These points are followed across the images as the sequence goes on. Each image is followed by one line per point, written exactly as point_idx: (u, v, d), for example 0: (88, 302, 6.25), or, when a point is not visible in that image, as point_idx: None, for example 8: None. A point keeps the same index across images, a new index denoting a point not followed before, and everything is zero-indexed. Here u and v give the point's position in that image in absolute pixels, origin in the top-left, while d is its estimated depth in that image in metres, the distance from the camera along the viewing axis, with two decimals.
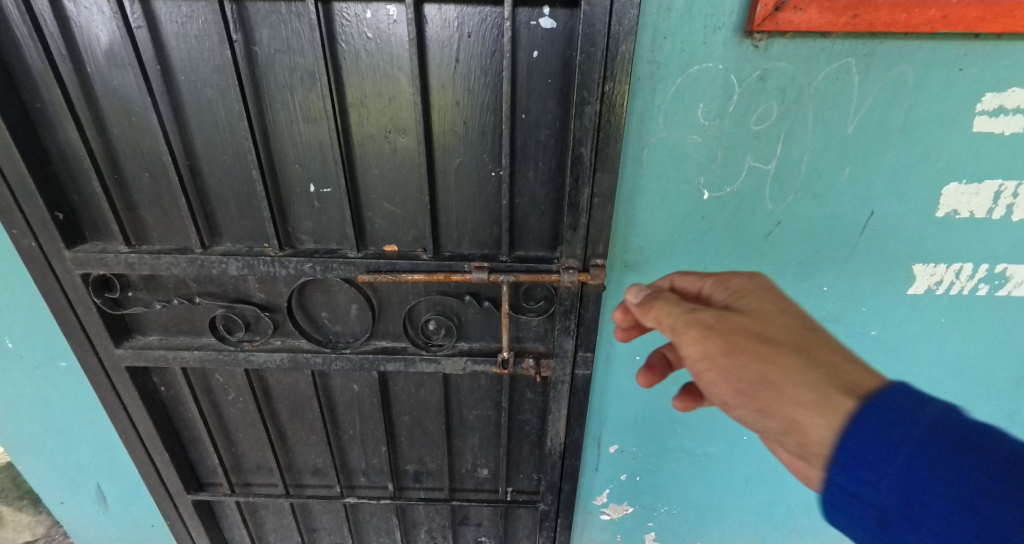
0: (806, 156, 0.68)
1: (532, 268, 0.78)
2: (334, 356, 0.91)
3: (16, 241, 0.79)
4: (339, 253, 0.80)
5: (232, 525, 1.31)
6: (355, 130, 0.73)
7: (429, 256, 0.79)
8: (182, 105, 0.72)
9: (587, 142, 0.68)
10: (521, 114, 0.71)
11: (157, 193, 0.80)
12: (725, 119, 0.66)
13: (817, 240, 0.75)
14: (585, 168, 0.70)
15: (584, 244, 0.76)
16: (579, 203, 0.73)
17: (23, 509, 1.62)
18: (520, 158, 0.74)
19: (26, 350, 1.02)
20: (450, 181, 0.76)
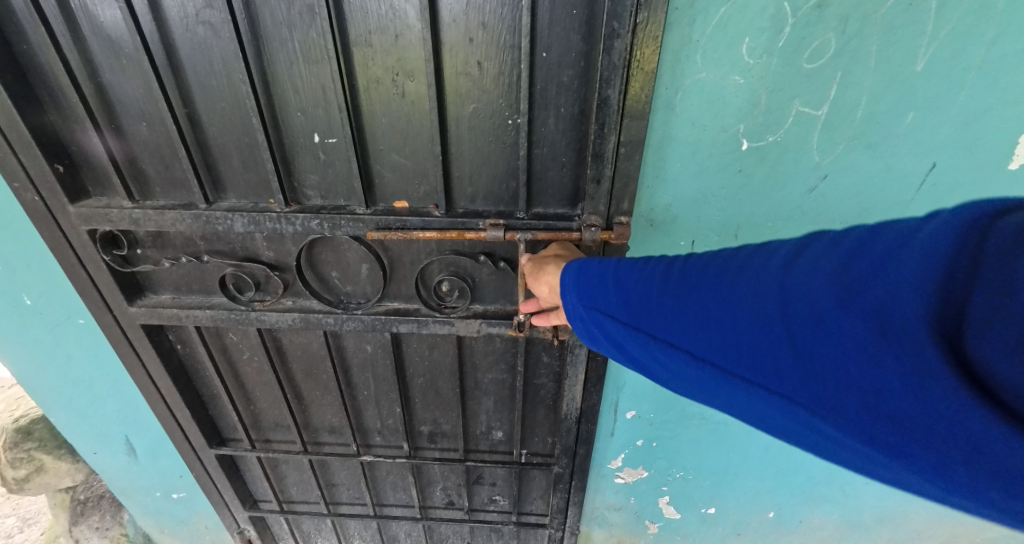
0: (864, 99, 0.61)
1: (550, 226, 0.74)
2: (346, 317, 0.89)
3: (18, 194, 0.77)
4: (347, 210, 0.77)
5: (254, 478, 1.35)
6: (360, 73, 0.67)
7: (441, 213, 0.75)
8: (176, 46, 0.67)
9: (615, 82, 0.62)
10: (541, 53, 0.64)
11: (157, 145, 0.77)
12: (774, 56, 0.59)
13: (866, 197, 0.68)
14: (612, 113, 0.64)
15: (608, 199, 0.71)
16: (604, 152, 0.68)
17: (61, 457, 1.71)
18: (539, 104, 0.67)
19: (44, 308, 1.03)
20: (463, 131, 0.71)
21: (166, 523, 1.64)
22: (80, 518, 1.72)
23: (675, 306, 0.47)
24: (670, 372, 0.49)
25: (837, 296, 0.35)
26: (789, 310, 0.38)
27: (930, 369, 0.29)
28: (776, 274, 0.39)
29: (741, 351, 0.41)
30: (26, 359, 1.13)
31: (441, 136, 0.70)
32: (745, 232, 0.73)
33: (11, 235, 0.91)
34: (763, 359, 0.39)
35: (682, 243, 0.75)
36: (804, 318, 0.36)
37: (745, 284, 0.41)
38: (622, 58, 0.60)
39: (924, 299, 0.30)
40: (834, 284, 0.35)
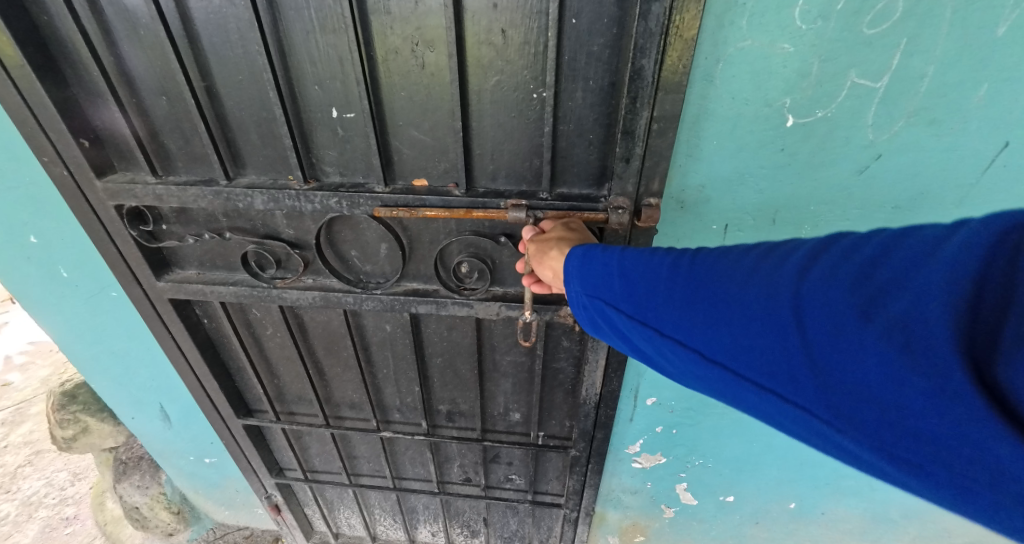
0: (931, 69, 0.54)
1: (574, 207, 0.70)
2: (366, 297, 0.89)
3: (48, 168, 0.78)
4: (366, 188, 0.75)
5: (280, 447, 1.40)
6: (378, 43, 0.64)
7: (462, 192, 0.73)
8: (191, 16, 0.66)
9: (651, 51, 0.58)
10: (570, 19, 0.59)
11: (177, 119, 0.76)
12: (830, 20, 0.53)
13: (923, 179, 0.62)
14: (646, 85, 0.60)
15: (637, 179, 0.67)
16: (635, 129, 0.63)
17: (103, 420, 1.80)
18: (566, 76, 0.63)
19: (78, 280, 1.06)
20: (485, 105, 0.67)
21: (200, 485, 1.73)
22: (123, 476, 1.83)
23: (682, 302, 0.45)
24: (674, 369, 0.47)
25: (857, 304, 0.32)
26: (804, 315, 0.35)
27: (952, 385, 0.27)
28: (791, 275, 0.37)
29: (748, 351, 0.39)
30: (65, 329, 1.18)
31: (461, 110, 0.67)
32: (783, 215, 0.68)
33: (42, 208, 0.93)
34: (774, 362, 0.37)
35: (714, 226, 0.70)
36: (820, 323, 0.34)
37: (758, 285, 0.39)
38: (661, 23, 0.55)
39: (953, 313, 0.28)
40: (853, 290, 0.33)
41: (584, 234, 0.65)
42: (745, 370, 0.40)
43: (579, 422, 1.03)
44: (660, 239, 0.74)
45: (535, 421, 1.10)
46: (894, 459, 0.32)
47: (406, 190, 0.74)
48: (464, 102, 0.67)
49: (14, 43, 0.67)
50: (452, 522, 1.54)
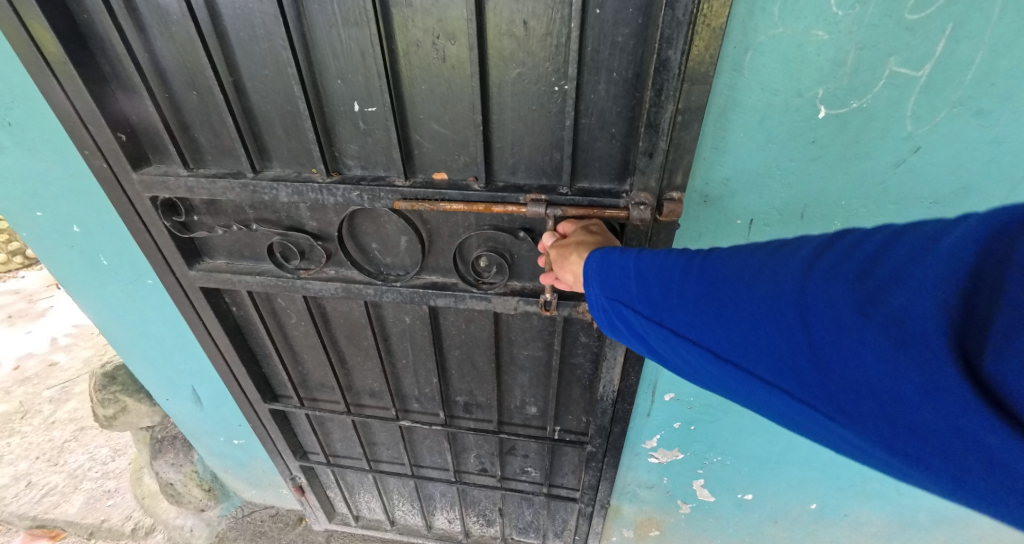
0: (979, 56, 0.51)
1: (595, 203, 0.69)
2: (385, 289, 0.90)
3: (89, 161, 0.82)
4: (386, 180, 0.76)
5: (304, 431, 1.44)
6: (400, 36, 0.64)
7: (481, 185, 0.72)
8: (219, 11, 0.67)
9: (678, 42, 0.55)
10: (594, 9, 0.58)
11: (206, 112, 0.78)
12: (870, 5, 0.50)
13: (966, 172, 0.58)
14: (672, 78, 0.58)
15: (660, 174, 0.65)
16: (659, 123, 0.61)
17: (141, 400, 1.88)
18: (589, 67, 0.62)
19: (117, 268, 1.11)
20: (506, 98, 0.67)
21: (230, 464, 1.80)
22: (159, 454, 1.92)
23: (694, 301, 0.45)
24: (685, 366, 0.48)
25: (856, 300, 0.33)
26: (807, 313, 0.35)
27: (948, 381, 0.28)
28: (794, 272, 0.37)
29: (758, 350, 0.40)
30: (107, 313, 1.24)
31: (482, 103, 0.67)
32: (812, 210, 0.65)
33: (82, 199, 0.97)
34: (781, 359, 0.38)
35: (738, 221, 0.69)
36: (822, 320, 0.34)
37: (761, 281, 0.39)
38: (689, 11, 0.53)
39: (947, 311, 0.28)
40: (853, 287, 0.33)
41: (606, 236, 0.65)
42: (756, 368, 0.40)
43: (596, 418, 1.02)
44: (682, 234, 0.72)
45: (551, 415, 1.09)
46: (907, 456, 0.32)
47: (426, 184, 0.75)
48: (485, 95, 0.66)
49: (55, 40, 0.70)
50: (468, 510, 1.57)
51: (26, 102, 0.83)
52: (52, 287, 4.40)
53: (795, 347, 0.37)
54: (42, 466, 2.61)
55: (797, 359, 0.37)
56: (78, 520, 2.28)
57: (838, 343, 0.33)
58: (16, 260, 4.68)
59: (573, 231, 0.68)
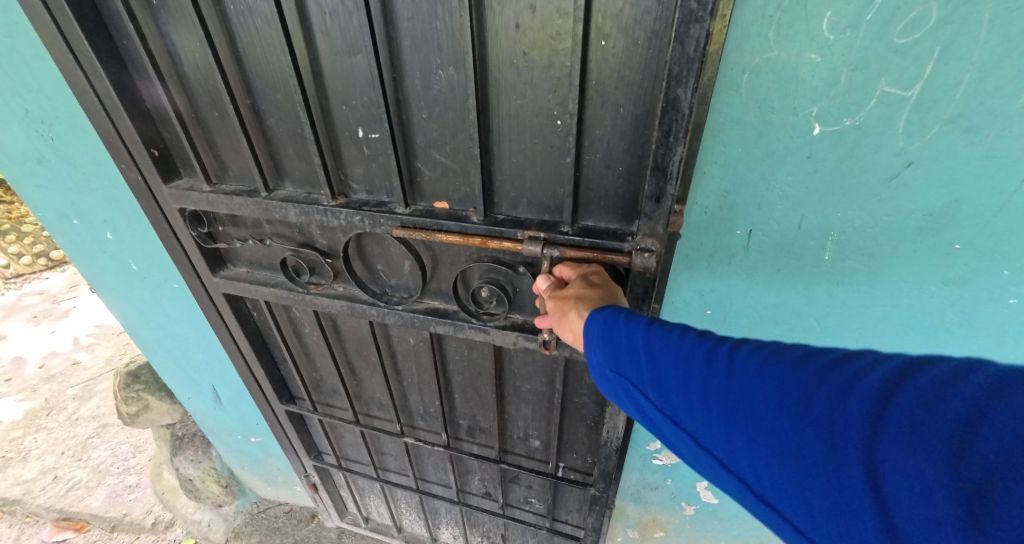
0: (968, 77, 0.53)
1: (596, 245, 0.72)
2: (388, 311, 0.95)
3: (125, 174, 0.90)
4: (387, 207, 0.81)
5: (318, 433, 1.49)
6: (409, 61, 0.69)
7: (479, 219, 0.77)
8: (236, 36, 0.73)
9: (688, 79, 0.58)
10: (601, 42, 0.61)
11: (227, 131, 0.84)
12: (859, 30, 0.53)
13: (960, 188, 0.60)
14: (682, 117, 0.60)
15: (666, 221, 0.68)
16: (669, 165, 0.64)
17: (161, 398, 1.95)
18: (594, 100, 0.65)
19: (146, 272, 1.17)
20: (509, 127, 0.71)
21: (247, 462, 1.86)
22: (180, 450, 2.00)
23: (739, 424, 0.43)
24: (726, 484, 0.47)
25: (935, 483, 0.30)
26: (877, 478, 0.34)
27: None
28: (860, 425, 0.35)
29: (813, 498, 0.38)
30: (136, 313, 1.32)
31: (483, 134, 0.72)
32: (810, 221, 0.68)
33: (116, 209, 1.03)
34: (840, 517, 0.36)
35: (738, 231, 0.71)
36: (897, 494, 0.32)
37: (821, 425, 0.37)
38: (701, 48, 0.55)
39: None
40: (931, 464, 0.31)
41: (607, 289, 0.68)
42: (810, 514, 0.39)
43: (599, 461, 1.06)
44: (684, 242, 0.75)
45: (555, 452, 1.12)
46: None
47: (427, 215, 0.79)
48: (484, 126, 0.71)
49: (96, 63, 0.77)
50: (473, 529, 1.59)
51: (67, 120, 0.90)
52: (75, 288, 4.54)
53: (857, 508, 0.35)
54: (66, 461, 2.71)
55: (859, 522, 0.35)
56: (102, 513, 2.37)
57: (912, 523, 0.31)
58: (41, 262, 4.83)
59: (573, 281, 0.70)
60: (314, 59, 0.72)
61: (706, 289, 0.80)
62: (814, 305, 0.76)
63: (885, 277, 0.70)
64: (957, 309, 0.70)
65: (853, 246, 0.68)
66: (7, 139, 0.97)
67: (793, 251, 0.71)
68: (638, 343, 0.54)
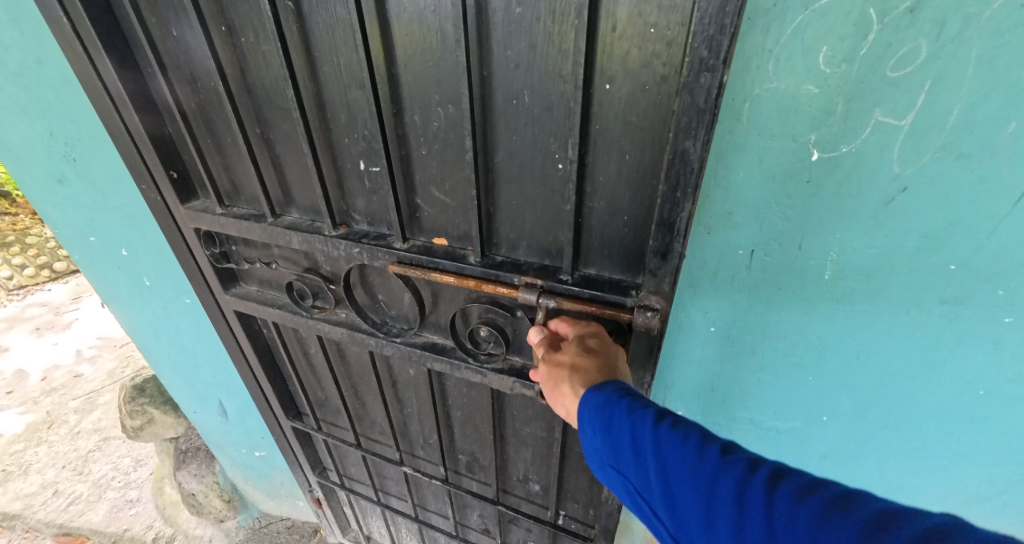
0: (958, 107, 0.55)
1: (596, 296, 0.72)
2: (386, 343, 0.98)
3: (146, 194, 0.94)
4: (386, 240, 0.85)
5: (322, 450, 1.50)
6: (409, 98, 0.72)
7: (476, 260, 0.79)
8: (248, 68, 0.77)
9: (697, 132, 0.56)
10: (605, 85, 0.61)
11: (240, 157, 0.87)
12: (854, 64, 0.56)
13: (953, 211, 0.62)
14: (690, 171, 0.59)
15: (672, 279, 0.67)
16: (676, 221, 0.63)
17: (166, 412, 1.95)
18: (598, 145, 0.66)
19: (159, 287, 1.20)
20: (513, 166, 0.72)
21: (251, 476, 1.86)
22: (183, 464, 2.00)
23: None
24: None
25: None
26: None
27: None
28: None
29: None
30: (148, 327, 1.34)
31: (483, 173, 0.74)
32: (809, 241, 0.70)
33: (133, 226, 1.07)
34: None
35: (740, 250, 0.74)
36: None
37: None
38: (712, 100, 0.53)
39: None
40: None
41: (603, 356, 0.68)
42: None
43: (600, 518, 1.04)
44: (688, 260, 0.78)
45: (554, 499, 1.11)
46: None
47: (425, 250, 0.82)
48: (483, 165, 0.73)
49: (121, 90, 0.81)
50: None
51: (90, 141, 0.94)
52: (78, 300, 4.54)
53: None
54: (67, 475, 2.69)
55: None
56: (102, 528, 2.35)
57: None
58: (44, 273, 4.84)
59: (569, 342, 0.70)
60: (322, 90, 0.75)
61: (710, 305, 0.82)
62: (815, 323, 0.78)
63: (884, 295, 0.72)
64: (953, 326, 0.72)
65: (852, 265, 0.70)
66: (33, 158, 1.02)
67: (794, 270, 0.73)
68: (645, 444, 0.55)
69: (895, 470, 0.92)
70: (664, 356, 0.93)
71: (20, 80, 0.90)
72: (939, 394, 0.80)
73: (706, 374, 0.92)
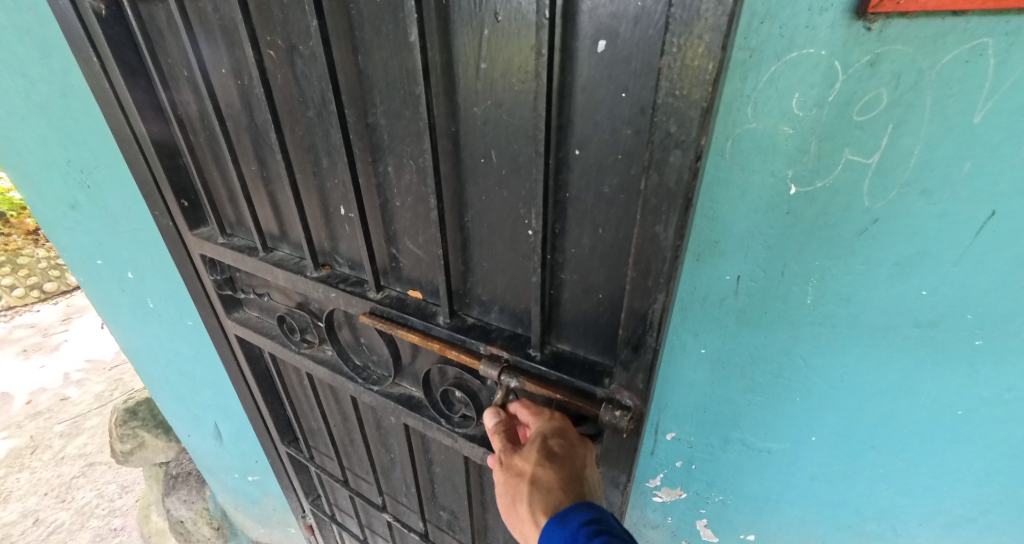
0: (918, 147, 0.61)
1: (565, 378, 0.72)
2: (364, 389, 0.99)
3: (158, 219, 1.00)
4: (362, 289, 0.89)
5: (315, 481, 1.49)
6: (386, 146, 0.75)
7: (444, 321, 0.82)
8: (245, 108, 0.82)
9: (668, 215, 0.56)
10: (575, 150, 0.61)
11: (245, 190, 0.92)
12: (824, 108, 0.61)
13: (922, 241, 0.67)
14: (663, 256, 0.58)
15: (646, 377, 0.66)
16: (650, 311, 0.62)
17: (157, 436, 1.94)
18: (571, 218, 0.66)
19: (162, 310, 1.23)
20: (485, 226, 0.74)
21: (242, 502, 1.83)
22: (173, 490, 1.97)
23: None
24: None
25: None
26: None
27: None
28: None
29: None
30: (147, 349, 1.37)
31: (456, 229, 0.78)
32: (791, 268, 0.75)
33: (142, 250, 1.11)
34: None
35: (727, 276, 0.78)
36: None
37: None
38: (684, 182, 0.53)
39: None
40: None
41: (566, 461, 0.67)
42: None
43: None
44: (679, 285, 0.82)
45: None
46: None
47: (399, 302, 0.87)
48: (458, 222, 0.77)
49: (142, 121, 0.86)
50: None
51: (108, 167, 0.99)
52: (67, 321, 4.50)
53: None
54: (49, 502, 2.63)
55: None
56: None
57: None
58: (34, 295, 4.83)
59: (532, 440, 0.69)
60: (311, 133, 0.80)
61: (699, 329, 0.86)
62: (801, 344, 0.82)
63: (864, 319, 0.76)
64: (930, 349, 0.76)
65: (833, 291, 0.75)
66: (50, 184, 1.07)
67: (778, 295, 0.78)
68: None
69: (885, 491, 0.94)
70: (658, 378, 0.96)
71: (45, 112, 0.96)
72: (921, 415, 0.83)
73: (699, 395, 0.95)
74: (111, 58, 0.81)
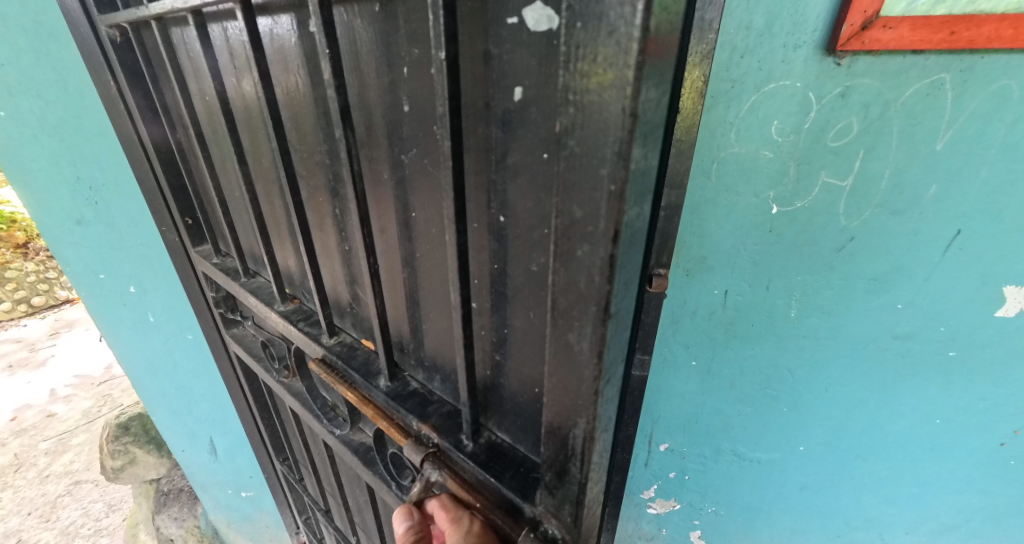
0: (888, 172, 0.66)
1: (490, 483, 0.59)
2: (327, 430, 0.94)
3: (166, 235, 1.03)
4: (315, 334, 0.85)
5: (303, 501, 1.46)
6: (339, 187, 0.70)
7: (382, 383, 0.74)
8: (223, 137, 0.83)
9: (584, 325, 0.41)
10: (500, 216, 0.48)
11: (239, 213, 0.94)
12: (801, 134, 0.66)
13: (896, 257, 0.72)
14: (581, 374, 0.43)
15: (573, 511, 0.51)
16: (570, 438, 0.47)
17: (149, 452, 1.93)
18: (500, 297, 0.53)
19: (162, 324, 1.25)
20: (422, 289, 0.64)
21: (234, 520, 1.80)
22: (163, 508, 1.95)
23: None
24: None
25: None
26: None
27: None
28: None
29: None
30: (144, 363, 1.38)
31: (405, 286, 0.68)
32: (776, 283, 0.78)
33: (145, 264, 1.14)
34: None
35: (715, 290, 0.82)
36: None
37: None
38: (596, 286, 0.38)
39: None
40: None
41: None
42: None
43: None
44: (670, 298, 0.86)
45: None
46: None
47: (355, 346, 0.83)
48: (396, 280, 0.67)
49: (150, 143, 0.89)
50: None
51: (117, 186, 1.03)
52: (55, 336, 4.44)
53: None
54: (32, 523, 2.58)
55: None
56: None
57: None
58: (21, 309, 4.78)
59: None
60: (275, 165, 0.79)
61: (689, 342, 0.89)
62: (788, 357, 0.85)
63: (845, 332, 0.80)
64: (908, 360, 0.80)
65: (815, 306, 0.78)
66: (57, 201, 1.10)
67: (765, 310, 0.81)
68: None
69: (872, 500, 0.97)
70: (650, 388, 0.98)
71: (58, 132, 0.99)
72: (902, 425, 0.87)
73: (690, 405, 0.97)
74: (124, 83, 0.84)
